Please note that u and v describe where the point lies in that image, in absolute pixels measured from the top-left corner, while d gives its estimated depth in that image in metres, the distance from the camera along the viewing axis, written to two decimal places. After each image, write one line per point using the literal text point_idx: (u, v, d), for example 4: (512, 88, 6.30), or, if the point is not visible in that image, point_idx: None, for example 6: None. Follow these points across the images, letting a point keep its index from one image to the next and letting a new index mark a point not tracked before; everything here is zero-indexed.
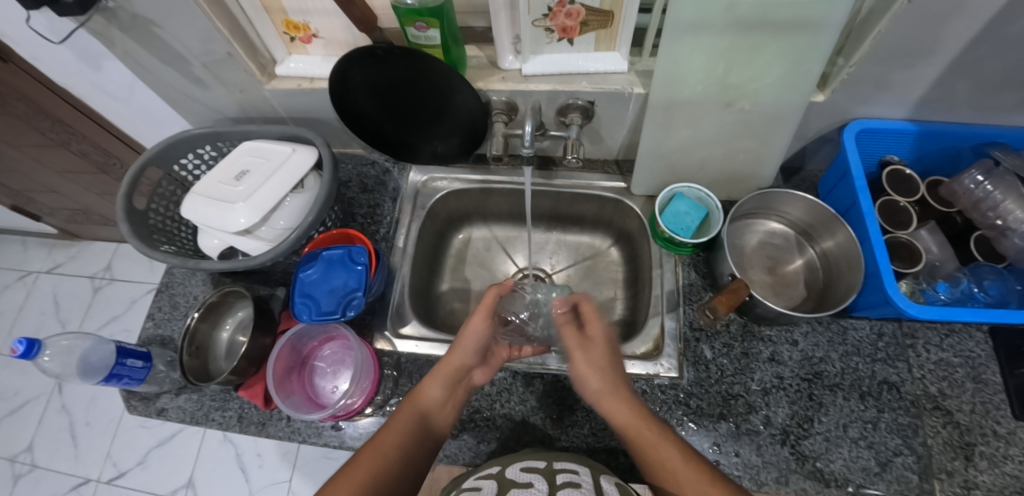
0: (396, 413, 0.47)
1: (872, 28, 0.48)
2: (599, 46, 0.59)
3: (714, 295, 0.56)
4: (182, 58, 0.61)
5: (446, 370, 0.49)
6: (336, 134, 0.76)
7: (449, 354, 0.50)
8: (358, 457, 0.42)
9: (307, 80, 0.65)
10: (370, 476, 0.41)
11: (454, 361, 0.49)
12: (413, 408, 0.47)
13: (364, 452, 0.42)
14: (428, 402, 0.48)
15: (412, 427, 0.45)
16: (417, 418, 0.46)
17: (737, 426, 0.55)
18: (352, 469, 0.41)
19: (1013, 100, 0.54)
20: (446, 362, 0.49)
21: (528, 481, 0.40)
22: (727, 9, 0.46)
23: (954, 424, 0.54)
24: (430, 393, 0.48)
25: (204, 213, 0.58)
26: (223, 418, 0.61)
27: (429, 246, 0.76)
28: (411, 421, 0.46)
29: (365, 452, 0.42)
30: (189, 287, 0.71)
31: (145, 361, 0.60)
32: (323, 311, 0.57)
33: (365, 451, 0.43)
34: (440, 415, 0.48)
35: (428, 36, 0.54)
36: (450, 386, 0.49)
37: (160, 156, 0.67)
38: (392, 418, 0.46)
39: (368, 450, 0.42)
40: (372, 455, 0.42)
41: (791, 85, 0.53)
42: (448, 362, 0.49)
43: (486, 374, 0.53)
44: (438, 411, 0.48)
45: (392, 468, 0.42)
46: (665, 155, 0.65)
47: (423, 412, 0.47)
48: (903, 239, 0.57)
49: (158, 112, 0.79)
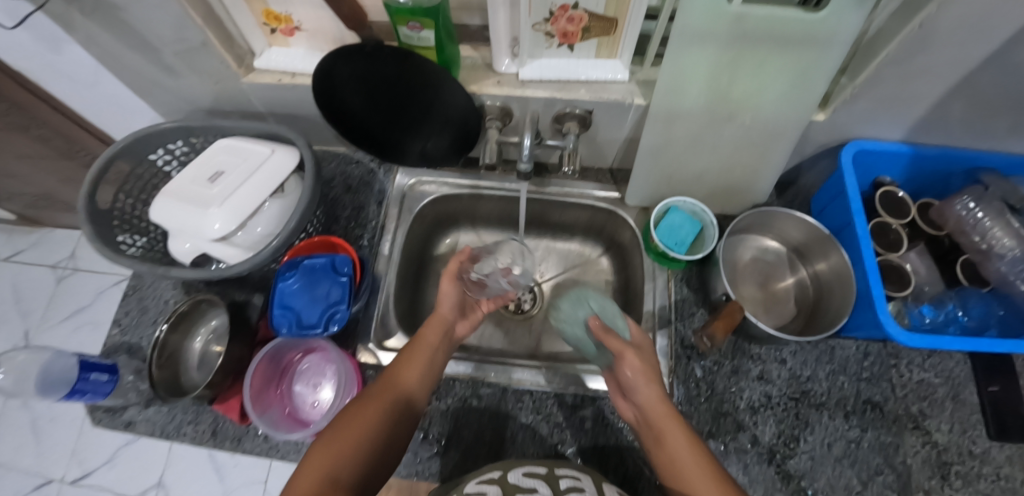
0: (358, 404, 0.43)
1: (880, 49, 0.47)
2: (600, 52, 0.57)
3: (710, 321, 0.54)
4: (150, 46, 0.56)
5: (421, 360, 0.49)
6: (318, 131, 0.72)
7: (419, 342, 0.50)
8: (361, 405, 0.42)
9: (288, 74, 0.61)
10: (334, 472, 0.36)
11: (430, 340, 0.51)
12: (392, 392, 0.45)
13: (327, 443, 0.38)
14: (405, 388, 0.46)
15: (385, 415, 0.42)
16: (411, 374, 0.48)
17: (726, 445, 0.55)
18: (355, 414, 0.41)
19: (1007, 127, 0.54)
20: (423, 345, 0.50)
21: (532, 486, 0.38)
22: (736, 22, 0.44)
23: (932, 443, 0.56)
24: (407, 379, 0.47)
25: (175, 217, 0.54)
26: (196, 433, 0.58)
27: (415, 251, 0.73)
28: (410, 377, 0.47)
29: (328, 444, 0.38)
30: (158, 291, 0.67)
31: (110, 374, 0.56)
32: (303, 325, 0.54)
33: (330, 440, 0.38)
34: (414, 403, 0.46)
35: (421, 37, 0.51)
36: (425, 372, 0.49)
37: (127, 150, 0.62)
38: (360, 403, 0.43)
39: (355, 414, 0.41)
40: (340, 443, 0.38)
41: (794, 101, 0.52)
42: (422, 347, 0.50)
43: (468, 327, 0.59)
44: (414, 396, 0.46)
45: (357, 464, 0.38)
46: (662, 167, 0.63)
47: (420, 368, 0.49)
48: (894, 262, 0.57)
49: (124, 101, 0.73)
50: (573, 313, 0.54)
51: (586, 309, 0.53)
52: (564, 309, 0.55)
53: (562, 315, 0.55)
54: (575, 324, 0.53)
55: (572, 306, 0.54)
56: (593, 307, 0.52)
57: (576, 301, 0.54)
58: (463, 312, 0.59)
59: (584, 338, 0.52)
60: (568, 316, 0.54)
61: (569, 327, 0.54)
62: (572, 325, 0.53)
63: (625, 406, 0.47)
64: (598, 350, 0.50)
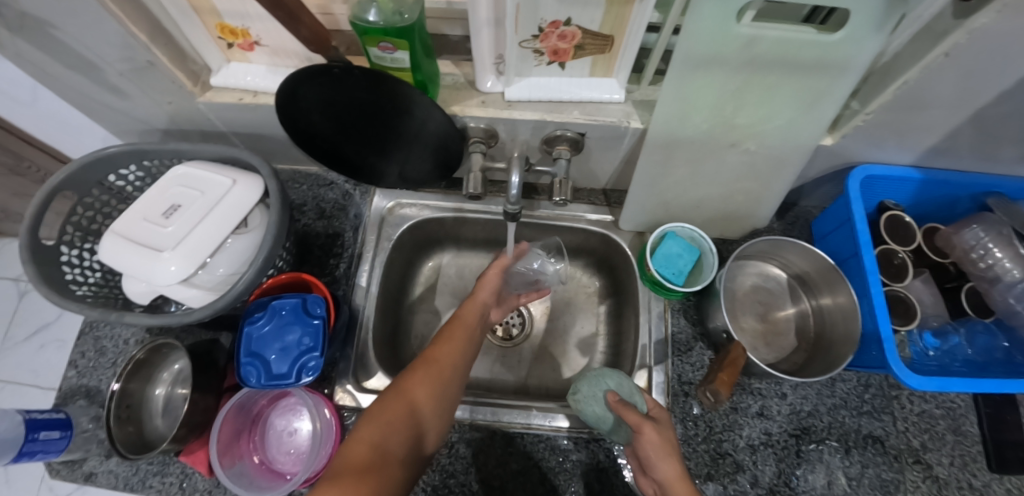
0: (392, 394, 0.44)
1: (898, 74, 0.44)
2: (594, 71, 0.52)
3: (713, 374, 0.52)
4: (93, 67, 0.49)
5: (454, 347, 0.51)
6: (287, 150, 0.67)
7: (454, 327, 0.53)
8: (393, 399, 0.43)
9: (250, 93, 0.55)
10: (372, 454, 0.38)
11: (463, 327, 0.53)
12: (430, 378, 0.46)
13: (367, 426, 0.40)
14: (442, 376, 0.47)
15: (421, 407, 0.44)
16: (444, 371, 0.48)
17: (724, 487, 0.53)
18: (389, 408, 0.42)
19: (1017, 153, 0.52)
20: (456, 333, 0.52)
21: None
22: (745, 46, 0.40)
23: (934, 478, 0.54)
24: (444, 364, 0.49)
25: (125, 260, 0.49)
26: (163, 485, 0.54)
27: (396, 278, 0.69)
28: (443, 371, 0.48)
29: (367, 427, 0.40)
30: (118, 329, 0.62)
31: (64, 429, 0.52)
32: (274, 374, 0.50)
33: (369, 424, 0.40)
34: (450, 390, 0.48)
35: (395, 58, 0.45)
36: (461, 358, 0.51)
37: (73, 181, 0.55)
38: (396, 390, 0.44)
39: (388, 412, 0.42)
40: (377, 429, 0.40)
41: (802, 128, 0.49)
42: (453, 336, 0.52)
43: (501, 313, 0.64)
44: (449, 384, 0.48)
45: (394, 447, 0.40)
46: (659, 193, 0.59)
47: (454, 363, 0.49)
48: (900, 294, 0.55)
49: (69, 119, 0.66)
50: (591, 391, 0.51)
51: (603, 388, 0.51)
52: (581, 389, 0.52)
53: (579, 394, 0.52)
54: (593, 401, 0.50)
55: (591, 386, 0.52)
56: (610, 385, 0.50)
57: (595, 380, 0.52)
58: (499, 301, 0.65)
59: (604, 414, 0.49)
60: (586, 395, 0.51)
61: (587, 406, 0.50)
62: (590, 404, 0.50)
63: (646, 482, 0.43)
64: (617, 424, 0.48)
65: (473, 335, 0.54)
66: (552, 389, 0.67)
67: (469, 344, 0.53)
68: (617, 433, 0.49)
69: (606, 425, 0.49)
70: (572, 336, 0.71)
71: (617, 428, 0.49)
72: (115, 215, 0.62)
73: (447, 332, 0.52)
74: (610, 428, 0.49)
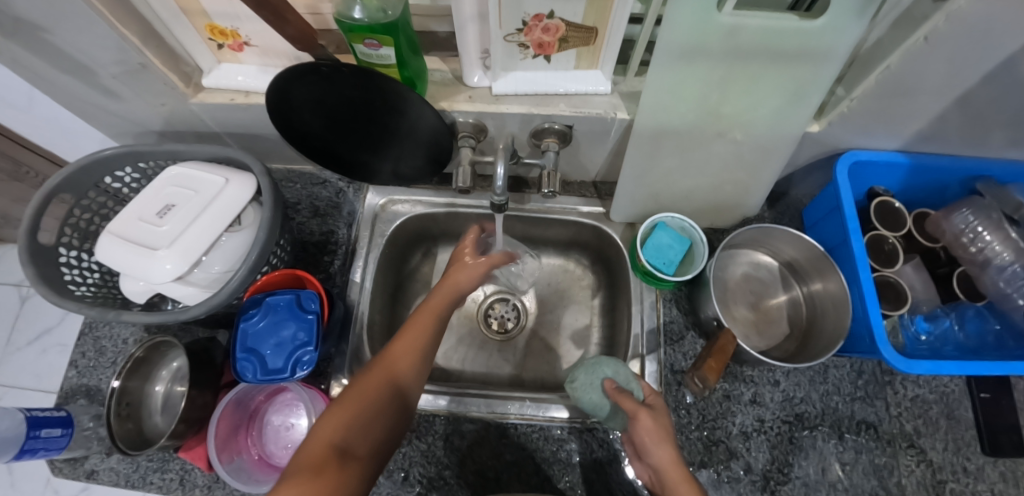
0: (354, 387, 0.42)
1: (881, 60, 0.44)
2: (580, 63, 0.52)
3: (703, 360, 0.53)
4: (86, 71, 0.50)
5: (420, 334, 0.46)
6: (281, 150, 0.68)
7: (419, 313, 0.47)
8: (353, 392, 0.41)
9: (241, 93, 0.56)
10: (330, 453, 0.37)
11: (429, 312, 0.47)
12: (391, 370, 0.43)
13: (327, 422, 0.39)
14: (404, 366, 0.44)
15: (383, 401, 0.41)
16: (415, 355, 0.45)
17: (718, 474, 0.53)
18: (347, 402, 0.40)
19: (1003, 136, 0.52)
20: (420, 319, 0.47)
21: None
22: (727, 35, 0.41)
23: (927, 462, 0.54)
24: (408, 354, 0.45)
25: (122, 259, 0.49)
26: (163, 481, 0.55)
27: (391, 275, 0.70)
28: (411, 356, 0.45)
29: (326, 425, 0.38)
30: (116, 329, 0.63)
31: (65, 426, 0.53)
32: (269, 369, 0.51)
33: (328, 420, 0.39)
34: (416, 380, 0.45)
35: (381, 54, 0.46)
36: (426, 347, 0.46)
37: (70, 183, 0.56)
38: (356, 383, 0.42)
39: (345, 406, 0.40)
40: (336, 425, 0.38)
41: (789, 117, 0.49)
42: (419, 322, 0.47)
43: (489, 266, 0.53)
44: (411, 376, 0.44)
45: (354, 444, 0.38)
46: (649, 185, 0.60)
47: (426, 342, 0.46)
48: (890, 279, 0.55)
49: (65, 123, 0.67)
50: (589, 380, 0.51)
51: (600, 375, 0.50)
52: (578, 378, 0.52)
53: (576, 383, 0.51)
54: (590, 389, 0.50)
55: (588, 374, 0.51)
56: (608, 373, 0.50)
57: (592, 368, 0.51)
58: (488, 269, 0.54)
59: (601, 402, 0.49)
60: (583, 383, 0.51)
61: (584, 394, 0.50)
62: (587, 391, 0.50)
63: (642, 468, 0.43)
64: (614, 411, 0.49)
65: (441, 320, 0.48)
66: (547, 381, 0.68)
67: (437, 330, 0.48)
68: (613, 420, 0.50)
69: (602, 412, 0.50)
70: (566, 328, 0.72)
71: (614, 415, 0.49)
72: (112, 216, 0.63)
73: (412, 317, 0.47)
74: (606, 415, 0.50)
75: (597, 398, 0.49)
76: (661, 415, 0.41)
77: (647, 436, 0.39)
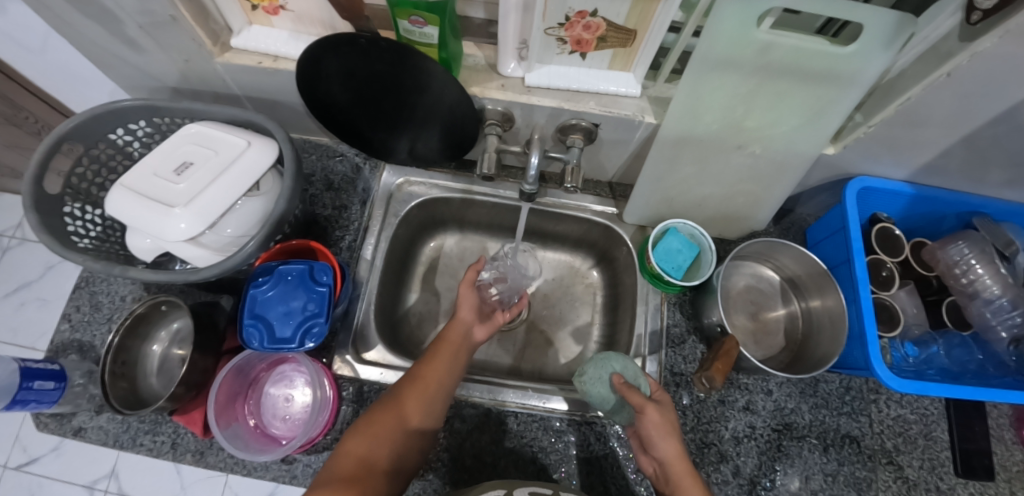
0: (381, 410, 0.46)
1: (901, 91, 0.46)
2: (613, 64, 0.53)
3: (707, 362, 0.54)
4: (113, 19, 0.49)
5: (443, 363, 0.49)
6: (300, 119, 0.67)
7: (442, 344, 0.51)
8: (378, 414, 0.45)
9: (269, 57, 0.55)
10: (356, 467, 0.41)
11: (451, 345, 0.51)
12: (418, 394, 0.47)
13: (355, 440, 0.43)
14: (431, 389, 0.48)
15: (404, 425, 0.45)
16: (436, 385, 0.48)
17: (707, 475, 0.55)
18: (373, 425, 0.44)
19: (1002, 176, 0.55)
20: (443, 350, 0.50)
21: None
22: (761, 50, 0.42)
23: (904, 479, 0.57)
24: (433, 379, 0.48)
25: (135, 214, 0.48)
26: (154, 444, 0.54)
27: (399, 255, 0.69)
28: (434, 387, 0.48)
29: (354, 442, 0.43)
30: (114, 286, 0.62)
31: (57, 380, 0.52)
32: (277, 338, 0.51)
33: (357, 438, 0.43)
34: (438, 403, 0.48)
35: (424, 32, 0.46)
36: (450, 375, 0.49)
37: (82, 130, 0.55)
38: (385, 404, 0.46)
39: (371, 427, 0.44)
40: (364, 442, 0.43)
41: (805, 137, 0.51)
42: (443, 352, 0.50)
43: (486, 331, 0.55)
44: (437, 399, 0.48)
45: (379, 461, 0.42)
46: (666, 190, 0.61)
47: (449, 372, 0.49)
48: (886, 301, 0.58)
49: (77, 69, 0.65)
50: (597, 374, 0.52)
51: (609, 370, 0.52)
52: (587, 371, 0.53)
53: (585, 376, 0.53)
54: (599, 383, 0.51)
55: (597, 368, 0.53)
56: (617, 368, 0.51)
57: (601, 363, 0.52)
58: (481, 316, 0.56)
59: (608, 395, 0.51)
60: (591, 377, 0.52)
61: (592, 387, 0.51)
62: (596, 385, 0.51)
63: (647, 461, 0.46)
64: (620, 405, 0.50)
65: (461, 352, 0.51)
66: (545, 374, 0.69)
67: (457, 361, 0.51)
68: (619, 413, 0.51)
69: (609, 405, 0.51)
70: (567, 323, 0.73)
71: (620, 409, 0.51)
72: (120, 170, 0.61)
73: (438, 347, 0.51)
74: (613, 408, 0.51)
75: (606, 394, 0.50)
76: (669, 411, 0.44)
77: (657, 432, 0.41)
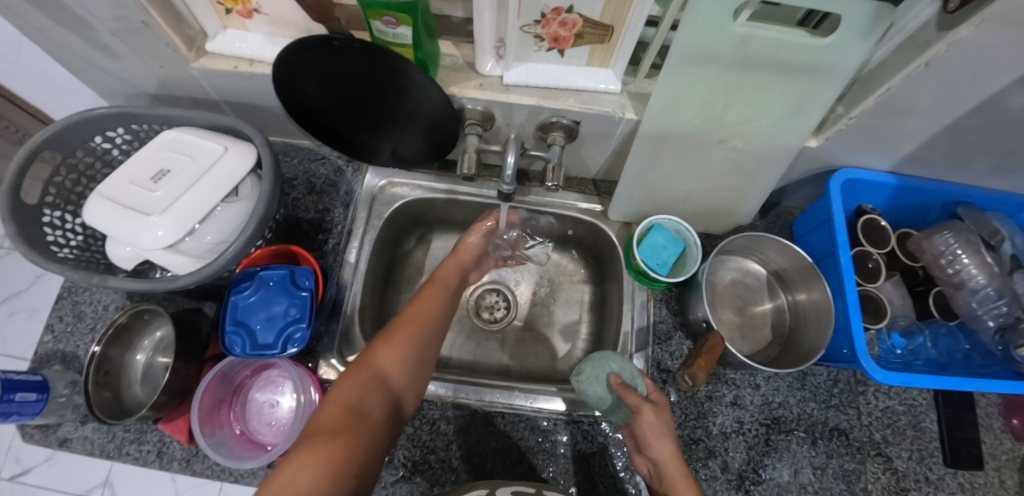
0: (366, 358, 0.42)
1: (882, 82, 0.45)
2: (592, 61, 0.53)
3: (691, 357, 0.54)
4: (85, 25, 0.48)
5: (428, 306, 0.50)
6: (281, 123, 0.67)
7: (428, 286, 0.53)
8: (363, 362, 0.42)
9: (245, 61, 0.55)
10: (346, 415, 0.36)
11: (436, 286, 0.53)
12: (404, 338, 0.45)
13: (342, 386, 0.39)
14: (414, 336, 0.46)
15: (391, 376, 0.42)
16: (420, 336, 0.47)
17: (696, 471, 0.55)
18: (359, 372, 0.41)
19: (986, 165, 0.54)
20: (427, 291, 0.52)
21: None
22: (738, 44, 0.42)
23: (893, 470, 0.57)
24: (418, 322, 0.48)
25: (113, 223, 0.48)
26: (140, 453, 0.54)
27: (384, 257, 0.69)
28: (419, 339, 0.47)
29: (342, 388, 0.39)
30: (97, 295, 0.62)
31: (40, 392, 0.52)
32: (259, 344, 0.50)
33: (344, 385, 0.39)
34: (423, 355, 0.47)
35: (397, 33, 0.45)
36: (434, 317, 0.50)
37: (59, 139, 0.54)
38: (370, 352, 0.43)
39: (359, 373, 0.41)
40: (354, 386, 0.39)
41: (788, 128, 0.51)
42: (427, 294, 0.52)
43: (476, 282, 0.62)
44: (423, 345, 0.47)
45: (372, 410, 0.39)
46: (649, 186, 0.61)
47: (429, 327, 0.48)
48: (872, 293, 0.57)
49: (54, 77, 0.64)
50: (594, 373, 0.52)
51: (608, 369, 0.51)
52: (584, 370, 0.53)
53: (583, 375, 0.53)
54: (596, 382, 0.51)
55: (594, 368, 0.53)
56: (614, 367, 0.51)
57: (598, 362, 0.52)
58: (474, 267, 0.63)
59: (604, 395, 0.51)
60: (589, 376, 0.52)
61: (589, 386, 0.51)
62: (592, 384, 0.51)
63: (641, 461, 0.46)
64: (616, 404, 0.50)
65: (443, 301, 0.53)
66: (534, 374, 0.69)
67: (442, 307, 0.52)
68: (615, 413, 0.51)
69: (605, 405, 0.51)
70: (556, 322, 0.72)
71: (617, 409, 0.50)
72: (99, 178, 0.61)
73: (422, 293, 0.52)
74: (609, 408, 0.51)
75: (603, 395, 0.51)
76: (665, 413, 0.44)
77: (652, 430, 0.42)
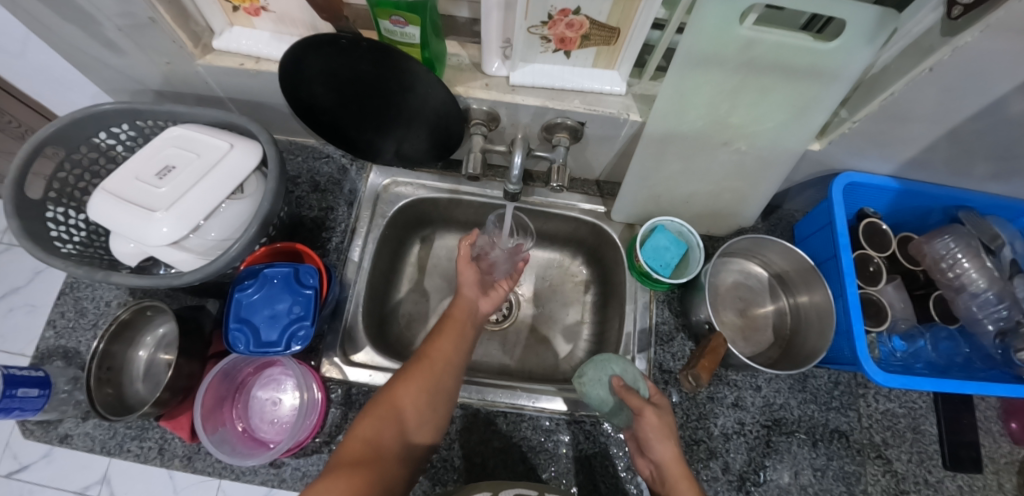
0: (385, 393, 0.46)
1: (886, 86, 0.46)
2: (597, 62, 0.53)
3: (694, 358, 0.54)
4: (92, 21, 0.48)
5: (447, 343, 0.50)
6: (285, 121, 0.67)
7: (447, 322, 0.52)
8: (382, 398, 0.45)
9: (251, 59, 0.55)
10: (362, 453, 0.41)
11: (456, 321, 0.52)
12: (421, 377, 0.46)
13: (362, 423, 0.43)
14: (433, 370, 0.47)
15: (406, 410, 0.45)
16: (437, 369, 0.48)
17: (698, 472, 0.55)
18: (378, 409, 0.44)
19: (987, 170, 0.55)
20: (449, 327, 0.52)
21: None
22: (744, 47, 0.42)
23: (892, 472, 0.57)
24: (439, 360, 0.49)
25: (117, 219, 0.48)
26: (141, 449, 0.54)
27: (387, 257, 0.69)
28: (437, 373, 0.48)
29: (362, 426, 0.43)
30: (99, 291, 0.61)
31: (42, 387, 0.52)
32: (262, 341, 0.51)
33: (364, 421, 0.44)
34: (443, 386, 0.47)
35: (405, 32, 0.46)
36: (456, 352, 0.50)
37: (64, 134, 0.54)
38: (389, 386, 0.46)
39: (377, 409, 0.44)
40: (371, 424, 0.43)
41: (792, 131, 0.51)
42: (448, 330, 0.51)
43: (491, 304, 0.56)
44: (444, 378, 0.48)
45: (387, 444, 0.42)
46: (653, 187, 0.61)
47: (450, 360, 0.49)
48: (872, 296, 0.58)
49: (59, 72, 0.64)
50: (597, 375, 0.52)
51: (609, 372, 0.52)
52: (587, 373, 0.53)
53: (585, 378, 0.53)
54: (599, 385, 0.51)
55: (597, 370, 0.53)
56: (616, 370, 0.51)
57: (601, 365, 0.53)
58: (485, 290, 0.57)
59: (607, 398, 0.51)
60: (591, 378, 0.52)
61: (592, 388, 0.52)
62: (595, 387, 0.51)
63: (643, 463, 0.46)
64: (618, 407, 0.50)
65: (467, 328, 0.53)
66: (536, 374, 0.69)
67: (465, 337, 0.52)
68: (617, 416, 0.51)
69: (608, 408, 0.51)
70: (558, 322, 0.73)
71: (618, 411, 0.50)
72: (103, 174, 0.61)
73: (445, 324, 0.52)
74: (610, 411, 0.51)
75: (604, 398, 0.51)
76: (666, 414, 0.44)
77: (654, 433, 0.42)
